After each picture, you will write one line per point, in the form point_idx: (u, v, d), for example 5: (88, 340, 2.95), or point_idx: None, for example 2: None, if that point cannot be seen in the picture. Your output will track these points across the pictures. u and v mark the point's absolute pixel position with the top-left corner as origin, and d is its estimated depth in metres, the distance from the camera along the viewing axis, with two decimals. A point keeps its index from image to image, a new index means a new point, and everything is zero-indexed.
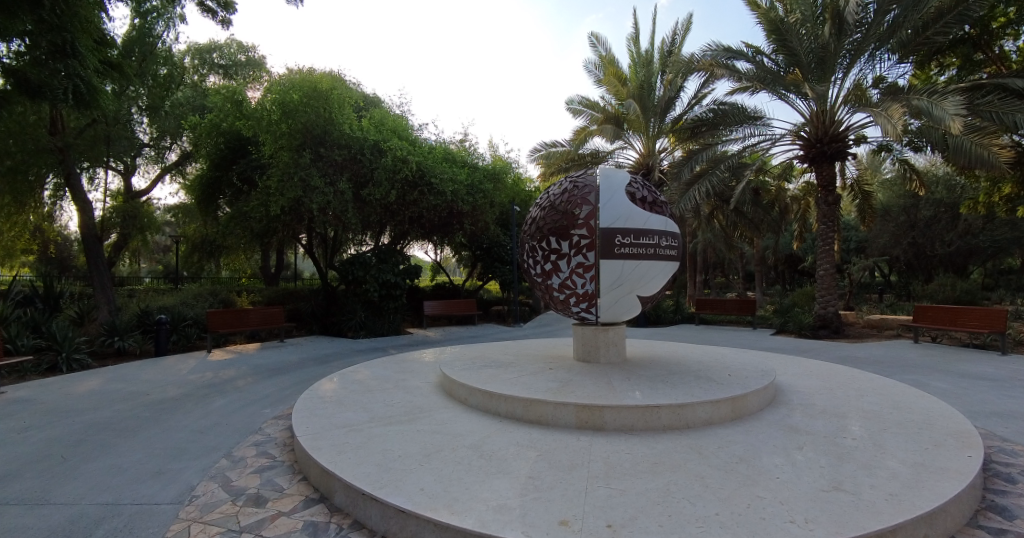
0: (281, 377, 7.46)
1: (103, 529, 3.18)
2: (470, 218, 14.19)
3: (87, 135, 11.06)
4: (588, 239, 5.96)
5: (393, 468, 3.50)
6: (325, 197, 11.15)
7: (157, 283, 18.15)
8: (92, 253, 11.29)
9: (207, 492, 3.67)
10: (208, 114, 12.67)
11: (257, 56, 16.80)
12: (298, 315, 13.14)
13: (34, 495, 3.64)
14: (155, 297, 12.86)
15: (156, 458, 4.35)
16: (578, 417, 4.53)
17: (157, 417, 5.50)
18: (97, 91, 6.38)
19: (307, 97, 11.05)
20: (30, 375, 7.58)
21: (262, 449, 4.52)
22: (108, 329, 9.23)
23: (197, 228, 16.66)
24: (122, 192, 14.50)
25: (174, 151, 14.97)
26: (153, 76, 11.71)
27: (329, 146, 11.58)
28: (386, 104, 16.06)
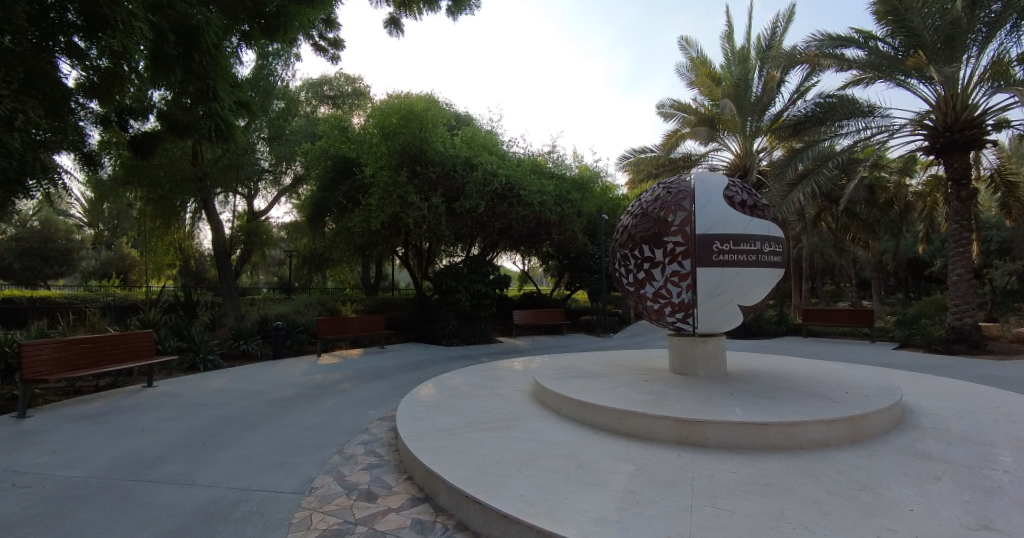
0: (382, 381, 7.97)
1: (238, 511, 3.57)
2: (557, 228, 14.30)
3: (221, 165, 12.65)
4: (683, 246, 5.77)
5: (493, 473, 3.61)
6: (420, 211, 11.77)
7: (275, 293, 20.22)
8: (223, 267, 12.85)
9: (324, 484, 4.02)
10: (319, 142, 14.03)
11: (362, 85, 18.21)
12: (396, 323, 13.95)
13: (184, 476, 4.21)
14: (273, 306, 14.29)
15: (277, 451, 4.82)
16: (677, 431, 4.36)
17: (278, 414, 6.11)
18: (233, 127, 7.34)
19: (405, 120, 11.82)
20: (175, 373, 8.77)
21: (369, 448, 4.85)
22: (235, 334, 10.42)
23: (307, 243, 18.31)
24: (247, 213, 16.36)
25: (289, 175, 16.53)
26: (272, 110, 13.11)
27: (425, 164, 12.23)
28: (477, 121, 16.69)
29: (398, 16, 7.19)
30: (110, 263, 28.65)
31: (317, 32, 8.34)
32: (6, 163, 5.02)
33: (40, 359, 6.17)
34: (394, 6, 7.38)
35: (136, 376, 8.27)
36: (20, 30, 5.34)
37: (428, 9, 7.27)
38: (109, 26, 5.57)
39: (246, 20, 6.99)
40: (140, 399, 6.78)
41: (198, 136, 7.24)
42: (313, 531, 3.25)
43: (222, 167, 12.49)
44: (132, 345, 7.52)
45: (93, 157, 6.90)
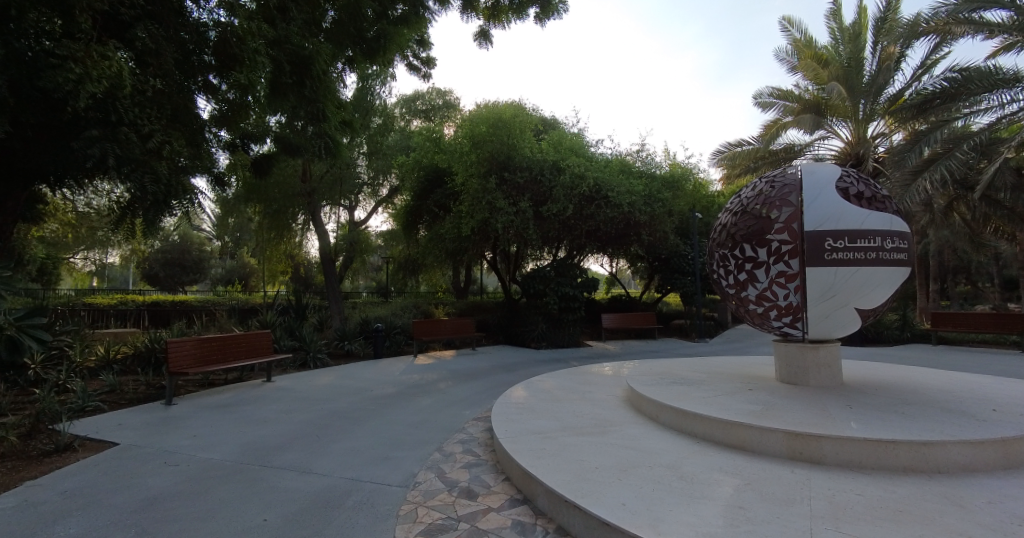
0: (475, 382, 8.22)
1: (352, 499, 3.86)
2: (647, 228, 13.92)
3: (328, 180, 13.82)
4: (790, 245, 5.34)
5: (591, 479, 3.59)
6: (508, 217, 11.98)
7: (374, 297, 21.66)
8: (329, 272, 14.02)
9: (427, 479, 4.22)
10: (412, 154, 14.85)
11: (453, 98, 19.00)
12: (486, 325, 14.33)
13: (303, 465, 4.63)
14: (372, 309, 15.32)
15: (382, 445, 5.15)
16: (789, 445, 4.04)
17: (381, 410, 6.53)
18: (339, 145, 7.98)
19: (493, 127, 12.14)
20: (290, 369, 9.68)
21: (467, 447, 5.03)
22: (340, 335, 11.29)
23: (402, 250, 19.40)
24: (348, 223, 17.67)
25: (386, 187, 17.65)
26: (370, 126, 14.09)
27: (512, 170, 12.44)
28: (563, 124, 16.72)
29: (487, 28, 7.42)
30: (234, 271, 32.25)
31: (411, 52, 8.84)
32: (156, 188, 6.09)
33: (182, 355, 7.08)
34: (484, 19, 7.61)
35: (258, 371, 9.23)
36: (169, 75, 6.25)
37: (517, 18, 7.43)
38: (238, 64, 6.38)
39: (349, 47, 7.71)
40: (262, 392, 7.57)
41: (308, 154, 7.96)
42: (420, 524, 3.43)
43: (328, 182, 13.64)
44: (253, 343, 8.41)
45: (221, 179, 7.87)
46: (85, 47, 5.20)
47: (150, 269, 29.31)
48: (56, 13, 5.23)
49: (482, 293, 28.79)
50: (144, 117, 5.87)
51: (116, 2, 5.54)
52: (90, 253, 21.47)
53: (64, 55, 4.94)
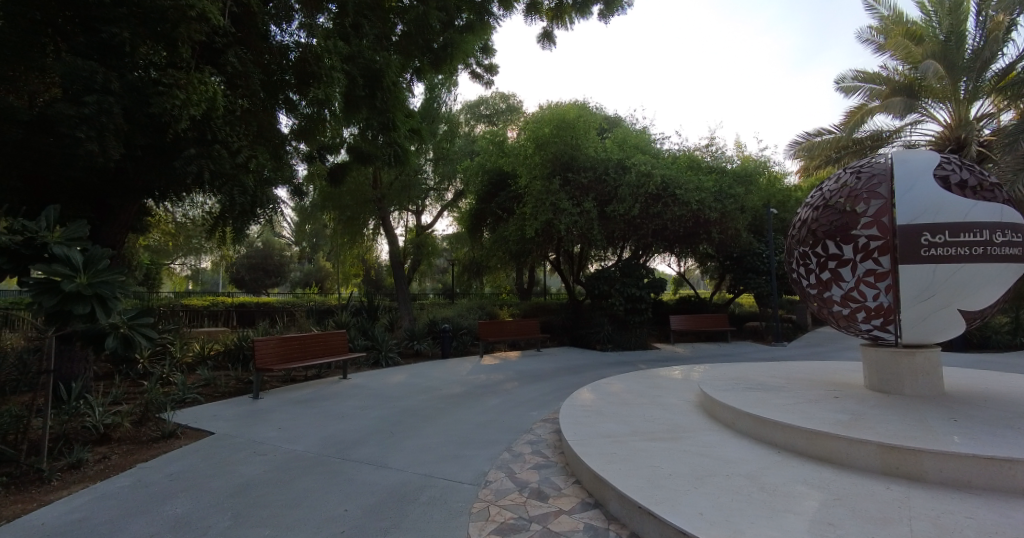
0: (541, 383, 8.26)
1: (426, 494, 4.00)
2: (717, 226, 13.36)
3: (397, 186, 14.45)
4: (880, 241, 4.92)
5: (665, 486, 3.50)
6: (572, 217, 11.91)
7: (440, 298, 22.30)
8: (398, 275, 14.61)
9: (497, 478, 4.29)
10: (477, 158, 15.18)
11: (517, 101, 19.22)
12: (550, 327, 14.37)
13: (380, 459, 4.87)
14: (439, 310, 15.79)
15: (452, 443, 5.29)
16: (883, 460, 3.72)
17: (450, 409, 6.71)
18: (408, 153, 8.29)
19: (557, 129, 12.14)
20: (365, 367, 10.19)
21: (535, 448, 5.07)
22: (410, 335, 11.73)
23: (467, 252, 19.84)
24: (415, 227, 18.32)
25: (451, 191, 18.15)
26: (437, 132, 14.55)
27: (576, 170, 12.38)
28: (627, 121, 16.42)
29: (551, 29, 7.44)
30: (311, 274, 34.37)
31: (475, 60, 9.04)
32: (243, 199, 6.72)
33: (267, 353, 7.64)
34: (547, 21, 7.63)
35: (335, 369, 9.80)
36: (255, 95, 6.76)
37: (580, 17, 7.42)
38: (316, 79, 6.78)
39: (417, 57, 8.03)
40: (339, 388, 8.02)
41: (379, 162, 8.33)
42: (492, 522, 3.49)
43: (398, 189, 14.26)
44: (330, 342, 8.92)
45: (300, 190, 8.41)
46: (185, 74, 5.77)
47: (238, 273, 31.88)
48: (162, 46, 5.84)
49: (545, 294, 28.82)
50: (234, 135, 6.39)
51: (212, 32, 6.11)
52: (188, 259, 23.69)
53: (168, 83, 5.49)
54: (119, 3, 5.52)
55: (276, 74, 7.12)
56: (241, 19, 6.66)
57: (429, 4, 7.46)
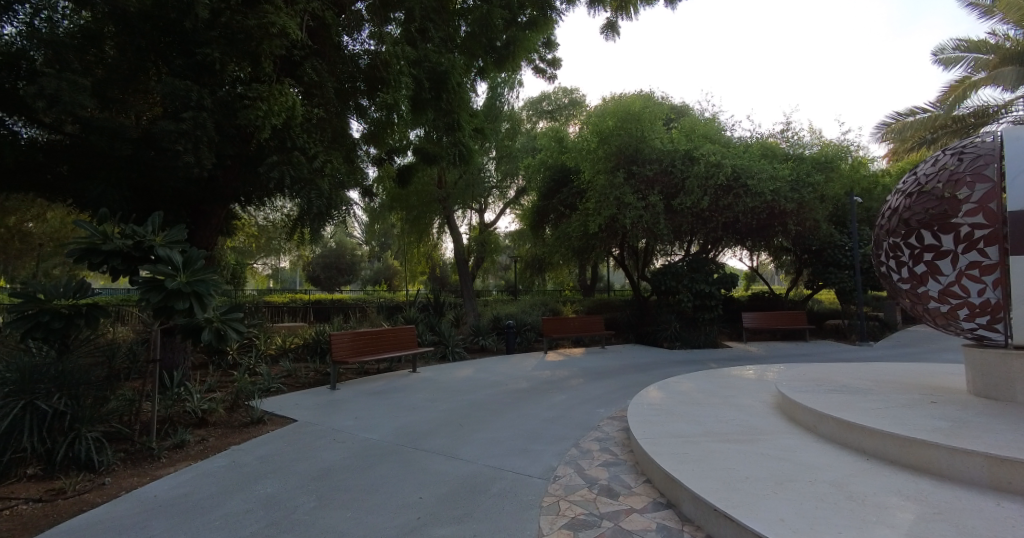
0: (607, 380, 8.16)
1: (496, 486, 4.07)
2: (794, 218, 12.57)
3: (462, 185, 14.79)
4: (987, 230, 4.41)
5: (743, 490, 3.35)
6: (637, 212, 11.65)
7: (503, 295, 22.58)
8: (463, 272, 14.96)
9: (566, 474, 4.29)
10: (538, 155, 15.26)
11: (579, 95, 19.03)
12: (615, 324, 14.15)
13: (450, 450, 5.02)
14: (503, 307, 15.98)
15: (520, 437, 5.35)
16: (993, 473, 3.34)
17: (517, 404, 6.79)
18: (472, 152, 8.42)
19: (621, 121, 11.90)
20: (433, 362, 10.53)
21: (604, 446, 5.01)
22: (475, 331, 11.97)
23: (529, 249, 19.93)
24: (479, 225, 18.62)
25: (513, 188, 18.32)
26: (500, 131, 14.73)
27: (641, 163, 12.08)
28: (695, 110, 15.79)
29: (615, 20, 7.28)
30: (381, 273, 35.90)
31: (537, 55, 9.03)
32: (321, 203, 6.69)
33: (343, 347, 8.05)
34: (611, 11, 7.48)
35: (405, 362, 10.20)
36: (329, 103, 7.15)
37: (646, 4, 7.21)
38: (385, 84, 7.07)
39: (481, 57, 8.27)
40: (410, 381, 8.35)
41: (443, 161, 8.56)
42: (562, 516, 3.50)
43: (463, 188, 14.60)
44: (400, 337, 9.26)
45: (370, 191, 8.78)
46: (268, 87, 6.21)
47: (314, 272, 33.98)
48: (247, 62, 6.32)
49: (608, 290, 28.39)
50: (311, 142, 6.78)
51: (291, 46, 6.54)
52: (271, 259, 25.47)
53: (253, 96, 5.93)
54: (210, 26, 6.05)
55: (348, 82, 7.52)
56: (317, 32, 7.10)
57: (493, 4, 7.59)
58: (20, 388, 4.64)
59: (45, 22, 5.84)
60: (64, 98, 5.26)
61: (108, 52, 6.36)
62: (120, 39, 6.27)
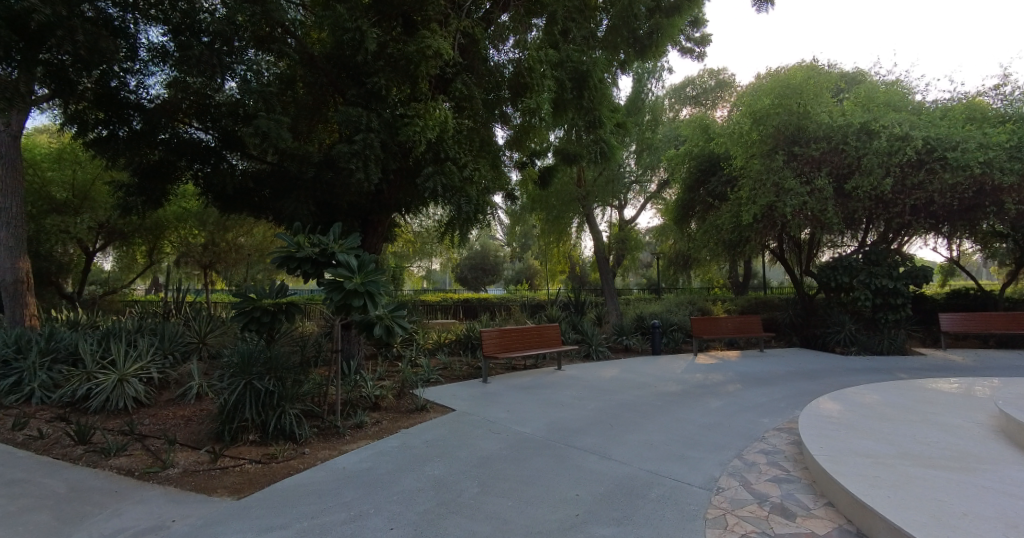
0: (770, 387, 7.42)
1: (654, 492, 3.94)
2: (1018, 194, 10.15)
3: (602, 182, 14.63)
4: None
5: (962, 528, 2.78)
6: (801, 198, 10.42)
7: (645, 293, 21.91)
8: (604, 271, 14.85)
9: (731, 487, 3.99)
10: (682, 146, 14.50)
11: (726, 76, 17.66)
12: (775, 325, 12.81)
13: (602, 449, 5.00)
14: (646, 306, 15.51)
15: (674, 442, 5.12)
16: None
17: (668, 407, 6.51)
18: (613, 149, 8.29)
19: (780, 98, 10.77)
20: (577, 360, 10.62)
21: (772, 459, 4.56)
22: (619, 330, 11.80)
23: (672, 245, 19.04)
24: (618, 221, 18.31)
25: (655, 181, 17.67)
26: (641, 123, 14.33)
27: (805, 143, 10.78)
28: (872, 76, 13.69)
29: None
30: (523, 273, 37.36)
31: (684, 35, 8.69)
32: (470, 208, 7.15)
33: (493, 343, 8.53)
34: None
35: (551, 360, 10.45)
36: (477, 114, 7.62)
37: None
38: (528, 89, 7.31)
39: (623, 49, 8.28)
40: (556, 378, 8.52)
41: (583, 160, 8.61)
42: (732, 532, 3.25)
43: (603, 186, 14.46)
44: (546, 335, 9.51)
45: (514, 194, 9.14)
46: (423, 104, 6.83)
47: (462, 273, 36.49)
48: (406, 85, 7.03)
49: (763, 288, 25.81)
50: (460, 152, 7.25)
51: (444, 65, 7.15)
52: (425, 262, 28.03)
53: (411, 114, 6.58)
54: (378, 57, 6.87)
55: (494, 92, 7.94)
56: (467, 49, 7.62)
57: None
58: (242, 370, 5.71)
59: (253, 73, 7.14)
60: (272, 133, 6.37)
61: (300, 92, 7.60)
62: (307, 79, 7.41)
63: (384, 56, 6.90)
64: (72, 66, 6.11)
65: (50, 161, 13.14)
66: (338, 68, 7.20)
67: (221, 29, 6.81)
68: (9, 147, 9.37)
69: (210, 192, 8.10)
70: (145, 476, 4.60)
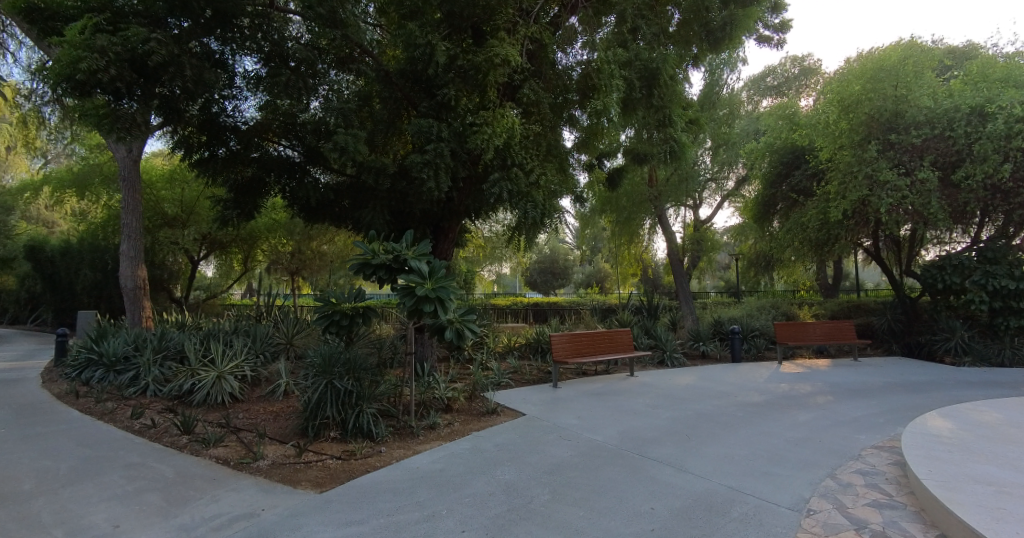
0: (867, 400, 6.77)
1: (737, 510, 3.70)
2: None
3: (676, 181, 14.01)
4: None
5: None
6: (899, 191, 9.51)
7: (723, 297, 20.90)
8: (678, 273, 14.34)
9: (823, 509, 3.67)
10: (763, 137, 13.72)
11: (811, 62, 16.56)
12: (871, 331, 11.72)
13: (679, 462, 4.79)
14: (725, 310, 14.78)
15: (757, 457, 4.80)
16: None
17: (749, 418, 6.13)
18: (685, 147, 7.97)
19: (873, 83, 9.90)
20: (651, 366, 10.29)
21: (871, 481, 4.14)
22: (694, 335, 11.31)
23: (753, 245, 18.01)
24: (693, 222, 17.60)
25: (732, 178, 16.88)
26: (716, 117, 13.70)
27: (903, 130, 9.81)
28: (986, 51, 12.25)
29: None
30: (593, 276, 36.97)
31: (763, 22, 8.25)
32: (536, 213, 7.11)
33: (563, 348, 8.47)
34: None
35: (622, 366, 10.21)
36: (545, 119, 7.62)
37: None
38: (597, 91, 7.21)
39: (696, 42, 8.07)
40: (628, 385, 8.30)
41: (654, 160, 8.36)
42: None
43: (675, 185, 13.93)
44: (617, 340, 9.30)
45: (582, 196, 9.02)
46: (491, 112, 6.92)
47: (532, 277, 36.75)
48: (475, 94, 7.18)
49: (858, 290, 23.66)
50: (527, 157, 7.26)
51: (513, 72, 7.23)
52: (496, 266, 28.49)
53: (479, 123, 6.69)
54: (448, 68, 7.07)
55: (562, 95, 7.92)
56: (535, 54, 7.66)
57: None
58: (324, 370, 6.06)
59: (333, 92, 7.60)
60: (349, 148, 6.72)
61: (375, 106, 7.99)
62: (383, 94, 7.79)
63: (454, 68, 7.09)
64: (182, 100, 6.82)
65: (162, 181, 14.73)
66: (411, 81, 7.48)
67: (306, 55, 7.36)
68: (130, 170, 10.60)
69: (296, 204, 8.70)
70: (240, 466, 4.99)
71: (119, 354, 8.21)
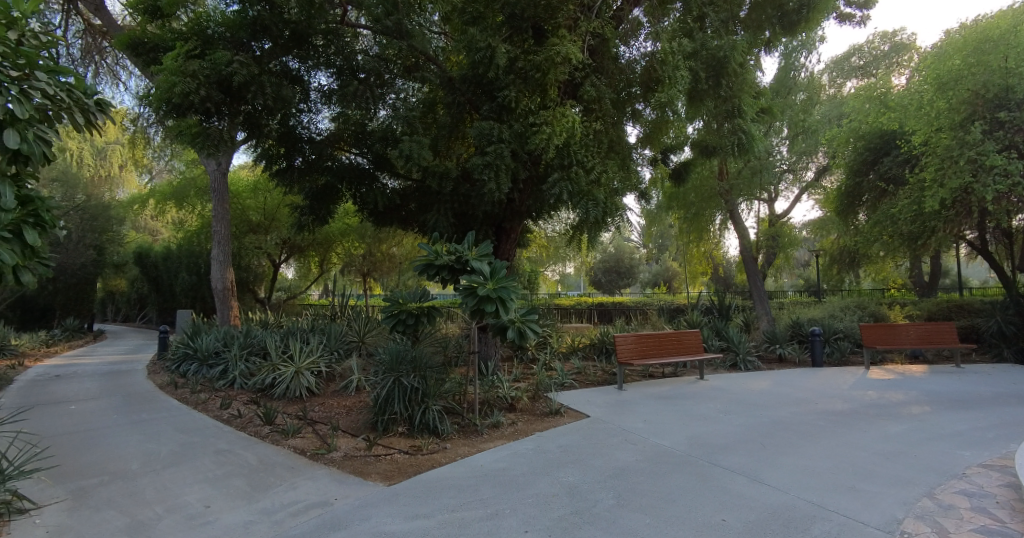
0: (974, 412, 6.02)
1: (818, 527, 3.41)
2: None
3: (748, 173, 13.23)
4: None
5: None
6: (1010, 176, 8.42)
7: (803, 296, 19.49)
8: (752, 271, 13.54)
9: (921, 533, 3.28)
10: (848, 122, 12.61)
11: (904, 37, 15.10)
12: (980, 334, 10.43)
13: (753, 472, 4.50)
14: (805, 310, 13.76)
15: (844, 471, 4.40)
16: None
17: (833, 428, 5.64)
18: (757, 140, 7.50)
19: (977, 56, 8.84)
20: (721, 369, 9.78)
21: (981, 505, 3.66)
22: (770, 337, 10.61)
23: (837, 240, 16.64)
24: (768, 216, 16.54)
25: (812, 168, 15.73)
26: (792, 104, 12.79)
27: (1018, 105, 8.66)
28: None
29: None
30: (660, 275, 35.83)
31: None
32: (598, 212, 6.95)
33: (626, 349, 8.26)
34: None
35: (690, 368, 9.78)
36: (607, 115, 7.47)
37: None
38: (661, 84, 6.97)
39: (769, 26, 7.71)
40: (697, 389, 7.92)
41: (722, 153, 7.96)
42: None
43: (747, 177, 13.15)
44: (683, 341, 8.93)
45: (647, 193, 8.75)
46: (552, 111, 6.88)
47: (597, 277, 36.23)
48: (536, 94, 7.18)
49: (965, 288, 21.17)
50: (588, 155, 7.15)
51: (574, 70, 7.15)
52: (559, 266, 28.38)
53: (540, 122, 6.67)
54: (509, 70, 7.13)
55: (624, 90, 7.72)
56: (597, 50, 7.53)
57: None
58: (392, 368, 6.30)
59: (399, 100, 7.90)
60: (414, 154, 6.94)
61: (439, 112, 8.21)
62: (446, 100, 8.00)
63: (515, 70, 7.14)
64: (263, 115, 7.38)
65: (248, 192, 16.04)
66: (473, 85, 7.61)
67: (374, 67, 7.72)
68: (219, 182, 11.63)
69: (365, 209, 9.13)
70: (315, 456, 5.31)
71: (212, 349, 9.03)
